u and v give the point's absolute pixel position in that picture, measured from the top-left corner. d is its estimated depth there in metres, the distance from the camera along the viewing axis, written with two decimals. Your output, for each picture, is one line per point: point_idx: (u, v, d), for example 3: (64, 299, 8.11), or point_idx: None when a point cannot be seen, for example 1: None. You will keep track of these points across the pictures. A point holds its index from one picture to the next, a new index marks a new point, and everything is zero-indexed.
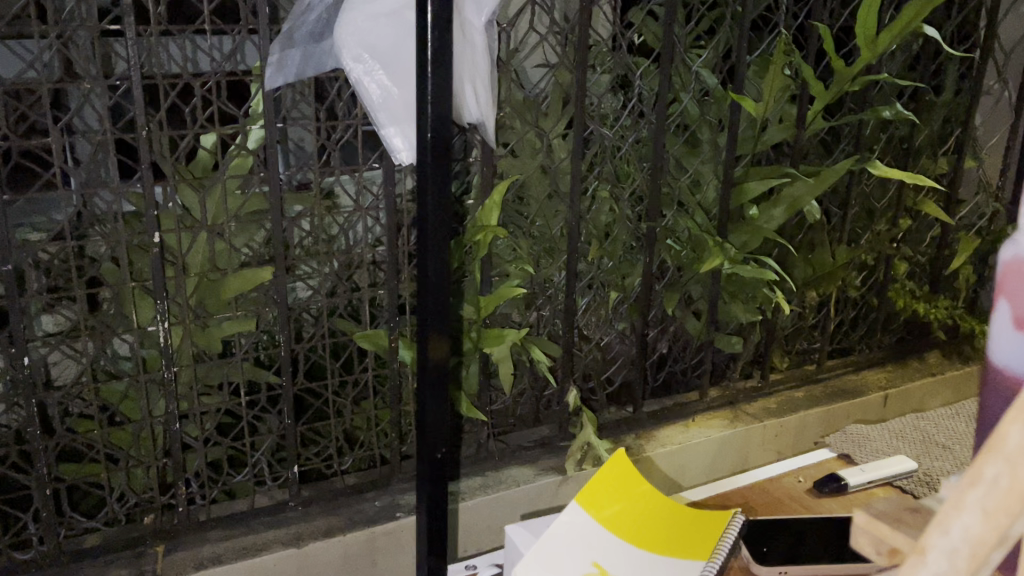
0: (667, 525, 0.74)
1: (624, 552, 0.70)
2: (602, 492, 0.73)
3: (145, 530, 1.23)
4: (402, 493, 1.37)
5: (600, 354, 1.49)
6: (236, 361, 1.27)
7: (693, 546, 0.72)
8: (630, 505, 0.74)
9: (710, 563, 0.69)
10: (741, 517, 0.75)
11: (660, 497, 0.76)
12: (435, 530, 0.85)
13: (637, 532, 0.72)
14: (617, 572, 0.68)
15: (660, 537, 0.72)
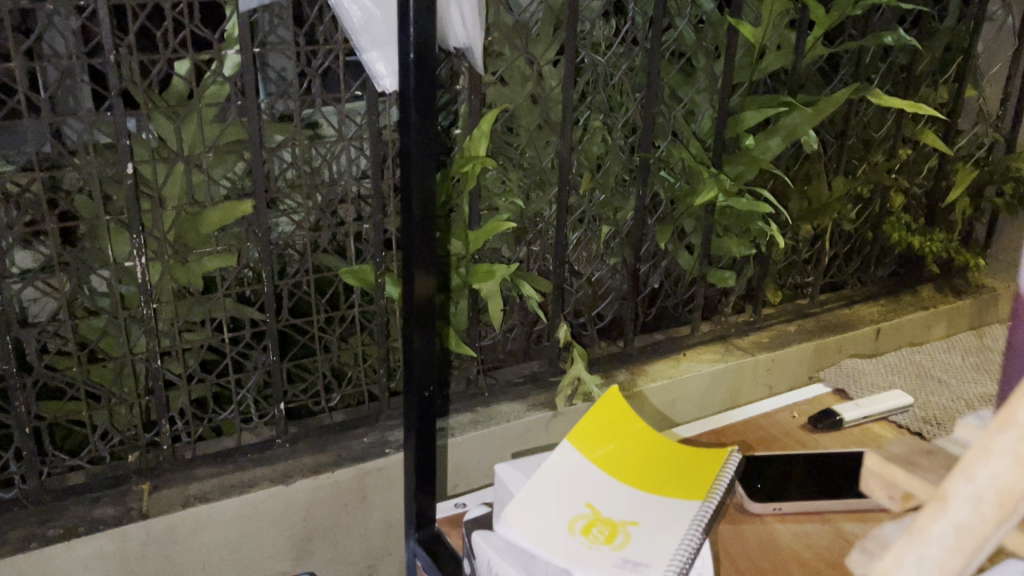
0: (664, 465, 0.72)
1: (617, 492, 0.68)
2: (594, 433, 0.72)
3: (129, 469, 1.21)
4: (392, 429, 1.36)
5: (591, 290, 1.47)
6: (217, 297, 1.23)
7: (690, 485, 0.70)
8: (624, 447, 0.73)
9: (706, 504, 0.66)
10: (739, 455, 0.73)
11: (656, 438, 0.75)
12: (425, 469, 0.83)
13: (632, 473, 0.70)
14: (609, 512, 0.66)
15: (655, 478, 0.70)
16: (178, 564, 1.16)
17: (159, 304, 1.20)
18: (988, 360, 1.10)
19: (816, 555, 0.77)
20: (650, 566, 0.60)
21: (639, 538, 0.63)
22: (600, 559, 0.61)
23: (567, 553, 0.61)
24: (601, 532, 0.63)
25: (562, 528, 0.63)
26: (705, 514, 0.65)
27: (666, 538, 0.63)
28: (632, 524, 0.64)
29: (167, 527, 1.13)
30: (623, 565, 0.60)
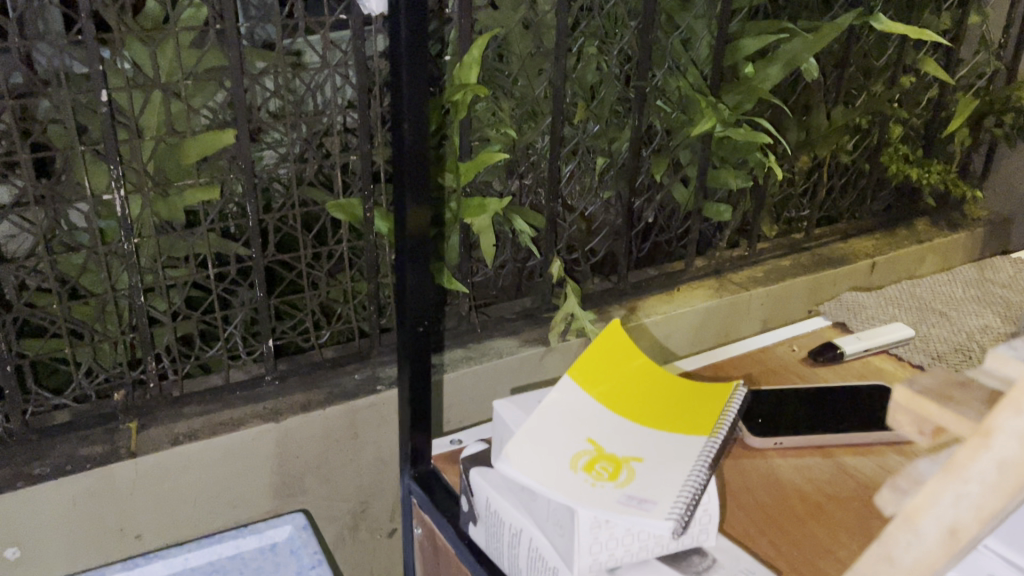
0: (667, 402, 0.70)
1: (620, 429, 0.66)
2: (596, 368, 0.71)
3: (117, 408, 1.19)
4: (384, 365, 1.34)
5: (584, 225, 1.44)
6: (201, 232, 1.19)
7: (695, 420, 0.68)
8: (627, 382, 0.71)
9: (712, 440, 0.65)
10: (745, 390, 0.71)
11: (659, 373, 0.73)
12: (421, 406, 0.82)
13: (635, 408, 0.68)
14: (613, 448, 0.64)
15: (659, 415, 0.68)
16: (170, 501, 1.14)
17: (141, 238, 1.15)
18: (989, 291, 1.08)
19: (817, 488, 0.76)
20: (656, 503, 0.58)
21: (644, 475, 0.61)
22: (603, 495, 0.59)
23: (569, 489, 0.59)
24: (604, 469, 0.62)
25: (564, 465, 0.62)
26: (710, 449, 0.64)
27: (671, 474, 0.61)
28: (636, 461, 0.63)
29: (157, 464, 1.11)
30: (627, 502, 0.58)
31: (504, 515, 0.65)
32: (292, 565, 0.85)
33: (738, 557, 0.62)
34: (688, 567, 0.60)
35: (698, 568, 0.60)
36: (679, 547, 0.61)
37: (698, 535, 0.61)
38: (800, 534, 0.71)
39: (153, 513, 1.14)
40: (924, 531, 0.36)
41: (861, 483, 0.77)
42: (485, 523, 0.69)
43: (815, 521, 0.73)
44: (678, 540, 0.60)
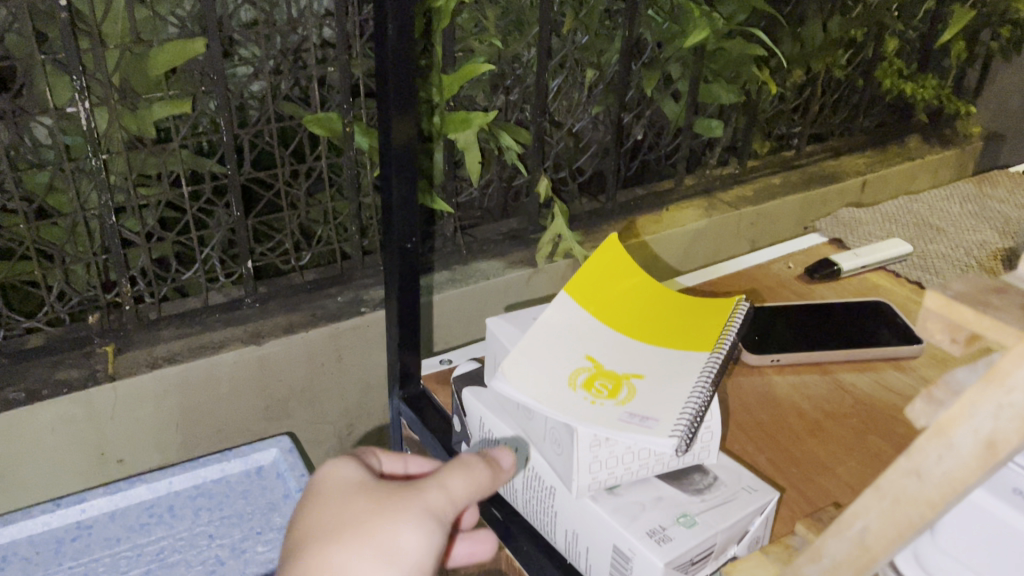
0: (666, 317, 0.68)
1: (620, 345, 0.64)
2: (592, 283, 0.68)
3: (91, 331, 1.15)
4: (367, 288, 1.31)
5: (571, 142, 1.39)
6: (174, 149, 1.14)
7: (696, 335, 0.66)
8: (624, 298, 0.68)
9: (714, 355, 0.62)
10: (747, 305, 0.69)
11: (657, 288, 0.70)
12: (409, 326, 0.79)
13: (633, 324, 0.66)
14: (613, 365, 0.62)
15: (659, 332, 0.66)
16: (150, 426, 1.12)
17: (109, 154, 1.09)
18: (987, 206, 1.05)
19: (815, 405, 0.75)
20: (659, 421, 0.57)
21: (644, 392, 0.59)
22: (604, 413, 0.57)
23: (568, 407, 0.57)
24: (604, 386, 0.59)
25: (562, 382, 0.59)
26: (712, 365, 0.61)
27: (674, 390, 0.59)
28: (637, 378, 0.60)
29: (137, 389, 1.08)
30: (629, 420, 0.56)
31: (499, 435, 0.63)
32: (279, 488, 0.83)
33: (741, 476, 0.59)
34: (689, 485, 0.58)
35: (698, 485, 0.58)
36: (680, 464, 0.59)
37: (699, 452, 0.59)
38: (798, 451, 0.70)
39: (135, 438, 1.11)
40: (957, 443, 0.33)
41: (860, 400, 0.75)
42: (479, 444, 0.67)
43: (813, 438, 0.71)
44: (679, 458, 0.58)
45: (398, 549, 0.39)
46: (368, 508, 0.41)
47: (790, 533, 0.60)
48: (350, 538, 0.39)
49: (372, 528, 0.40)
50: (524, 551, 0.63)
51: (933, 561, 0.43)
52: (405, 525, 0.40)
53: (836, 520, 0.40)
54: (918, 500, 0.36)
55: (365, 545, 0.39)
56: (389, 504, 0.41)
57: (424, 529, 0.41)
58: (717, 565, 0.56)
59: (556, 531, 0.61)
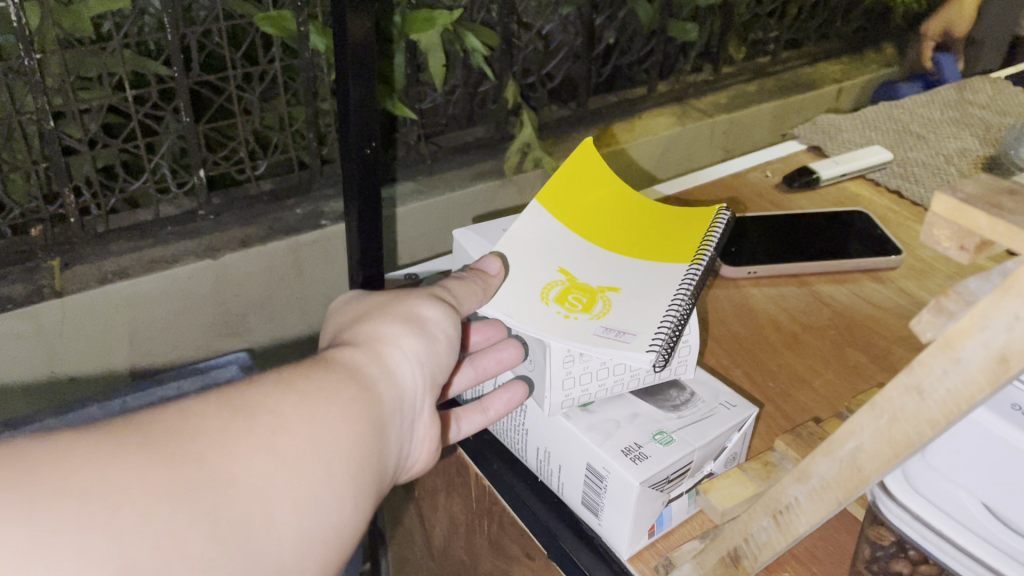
0: (643, 227, 0.64)
1: (594, 257, 0.60)
2: (566, 191, 0.64)
3: (34, 244, 1.09)
4: (327, 199, 1.27)
5: (541, 46, 1.33)
6: (114, 49, 1.05)
7: (674, 246, 0.62)
8: (599, 207, 0.65)
9: (695, 266, 0.59)
10: (730, 213, 0.65)
11: (635, 197, 0.67)
12: (370, 239, 0.74)
13: (608, 235, 0.63)
14: (588, 278, 0.58)
15: (637, 244, 0.62)
16: (102, 342, 1.07)
17: (43, 54, 1.01)
18: (968, 113, 1.02)
19: (791, 317, 0.73)
20: (637, 334, 0.53)
21: (621, 305, 0.56)
22: (578, 327, 0.54)
23: (540, 322, 0.54)
24: (578, 300, 0.56)
25: (533, 296, 0.56)
26: (692, 277, 0.58)
27: (651, 303, 0.56)
28: (613, 291, 0.57)
29: (87, 304, 1.04)
30: (605, 334, 0.53)
31: None
32: None
33: (718, 390, 0.57)
34: (665, 401, 0.56)
35: (675, 401, 0.56)
36: (656, 380, 0.56)
37: (677, 368, 0.56)
38: (776, 364, 0.68)
39: (88, 356, 1.07)
40: (965, 357, 0.31)
41: (837, 312, 0.74)
42: None
43: (791, 351, 0.69)
44: (656, 374, 0.56)
45: (411, 325, 0.48)
46: (377, 312, 0.49)
47: (767, 449, 0.58)
48: (374, 316, 0.48)
49: (390, 310, 0.49)
50: (493, 469, 0.62)
51: (921, 476, 0.42)
52: (413, 307, 0.49)
53: (826, 440, 0.38)
54: (919, 419, 0.33)
55: (387, 318, 0.48)
56: (390, 306, 0.49)
57: (430, 310, 0.50)
58: (694, 483, 0.54)
59: (528, 449, 0.59)
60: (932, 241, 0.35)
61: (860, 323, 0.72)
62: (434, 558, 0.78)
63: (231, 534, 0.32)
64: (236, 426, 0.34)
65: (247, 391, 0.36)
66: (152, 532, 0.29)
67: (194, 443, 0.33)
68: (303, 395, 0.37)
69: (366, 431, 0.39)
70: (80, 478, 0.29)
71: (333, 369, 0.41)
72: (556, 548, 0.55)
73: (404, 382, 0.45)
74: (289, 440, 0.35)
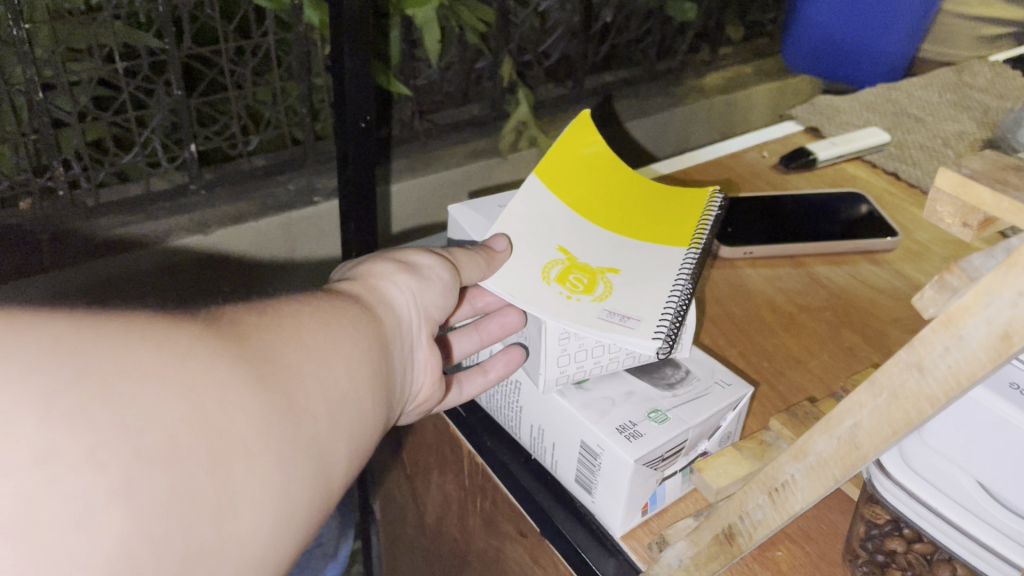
0: (641, 208, 0.64)
1: (592, 237, 0.59)
2: (562, 169, 0.63)
3: (23, 217, 1.08)
4: (321, 176, 1.26)
5: (538, 23, 1.32)
6: (105, 21, 1.04)
7: (671, 228, 0.62)
8: (596, 185, 0.64)
9: (692, 251, 0.59)
10: (724, 197, 0.65)
11: (631, 176, 0.66)
12: (365, 215, 0.73)
13: (606, 214, 0.62)
14: (588, 259, 0.57)
15: (633, 226, 0.61)
16: None
17: (32, 25, 0.99)
18: (966, 96, 1.02)
19: (788, 298, 0.73)
20: (641, 320, 0.53)
21: (622, 287, 0.55)
22: (580, 309, 0.53)
23: (544, 302, 0.53)
24: (579, 281, 0.55)
25: (534, 275, 0.55)
26: (690, 261, 0.58)
27: (650, 286, 0.56)
28: (613, 272, 0.57)
29: (88, 278, 1.06)
30: (609, 318, 0.53)
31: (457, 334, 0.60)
32: None
33: (714, 369, 0.57)
34: (661, 379, 0.55)
35: (670, 379, 0.55)
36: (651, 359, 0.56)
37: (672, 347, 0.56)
38: (771, 344, 0.68)
39: None
40: (968, 335, 0.30)
41: (833, 293, 0.73)
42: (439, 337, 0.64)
43: (787, 332, 0.69)
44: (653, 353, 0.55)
45: (403, 267, 0.51)
46: (367, 262, 0.51)
47: (762, 429, 0.58)
48: (368, 261, 0.51)
49: (386, 255, 0.52)
50: (487, 447, 0.61)
51: (917, 455, 0.42)
52: (410, 254, 0.52)
53: (823, 418, 0.38)
54: (918, 396, 0.33)
55: (382, 261, 0.51)
56: (383, 255, 0.52)
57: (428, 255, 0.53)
58: (688, 461, 0.54)
59: (522, 427, 0.59)
60: (934, 219, 0.34)
61: (857, 305, 0.72)
62: (427, 535, 0.78)
63: (280, 400, 0.33)
64: (267, 320, 0.36)
65: (267, 299, 0.38)
66: (217, 383, 0.30)
67: (235, 326, 0.34)
68: (318, 307, 0.40)
69: (376, 344, 0.41)
70: (148, 330, 0.30)
71: (340, 295, 0.43)
72: (550, 526, 0.55)
73: (399, 311, 0.48)
74: (313, 337, 0.37)
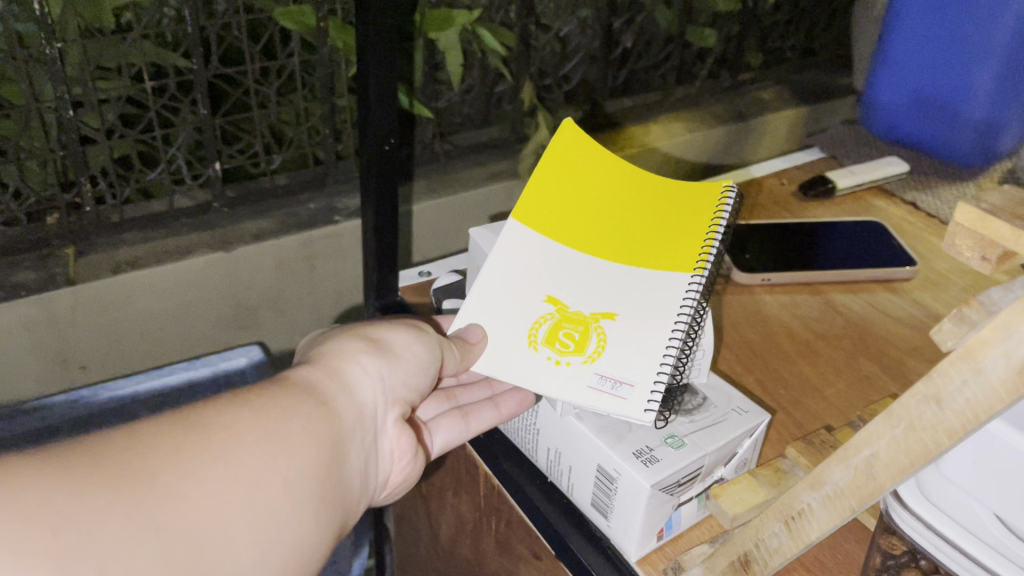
0: (646, 221, 0.59)
1: (587, 276, 0.57)
2: (550, 204, 0.59)
3: (49, 231, 1.10)
4: (341, 195, 1.27)
5: (558, 47, 1.34)
6: (133, 40, 1.06)
7: (681, 243, 0.58)
8: (597, 205, 0.59)
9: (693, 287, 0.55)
10: (736, 191, 0.59)
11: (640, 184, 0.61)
12: (386, 237, 0.74)
13: (608, 239, 0.59)
14: (579, 305, 0.56)
15: (636, 249, 0.58)
16: (114, 331, 1.07)
17: (63, 43, 1.01)
18: None
19: (805, 325, 0.73)
20: (634, 386, 0.51)
21: (616, 340, 0.54)
22: (571, 377, 0.53)
23: (531, 377, 0.53)
24: (569, 338, 0.55)
25: (521, 341, 0.55)
26: (692, 297, 0.55)
27: (644, 335, 0.54)
28: (607, 319, 0.55)
29: (97, 295, 1.03)
30: (599, 386, 0.52)
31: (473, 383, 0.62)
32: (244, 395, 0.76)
33: (731, 396, 0.57)
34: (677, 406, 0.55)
35: (687, 405, 0.55)
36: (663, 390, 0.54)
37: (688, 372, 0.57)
38: (788, 371, 0.68)
39: (94, 339, 1.05)
40: (986, 368, 0.31)
41: (851, 322, 0.73)
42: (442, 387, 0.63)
43: (803, 359, 0.69)
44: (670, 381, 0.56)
45: (369, 346, 0.49)
46: (337, 335, 0.50)
47: (778, 456, 0.58)
48: (340, 336, 0.50)
49: (358, 332, 0.51)
50: (503, 469, 0.62)
51: (935, 487, 0.42)
52: (382, 332, 0.51)
53: (841, 447, 0.38)
54: (936, 428, 0.33)
55: (354, 338, 0.50)
56: (356, 329, 0.51)
57: (400, 334, 0.52)
58: (704, 487, 0.54)
59: (539, 450, 0.59)
60: (954, 251, 0.35)
61: (875, 333, 0.72)
62: (439, 555, 0.78)
63: (186, 549, 0.32)
64: (196, 440, 0.35)
65: (200, 407, 0.37)
66: (103, 549, 0.30)
67: (151, 458, 0.33)
68: (259, 411, 0.39)
69: (323, 447, 0.40)
70: (32, 497, 0.29)
71: (295, 388, 0.42)
72: (563, 549, 0.55)
73: (364, 399, 0.46)
74: (241, 455, 0.36)
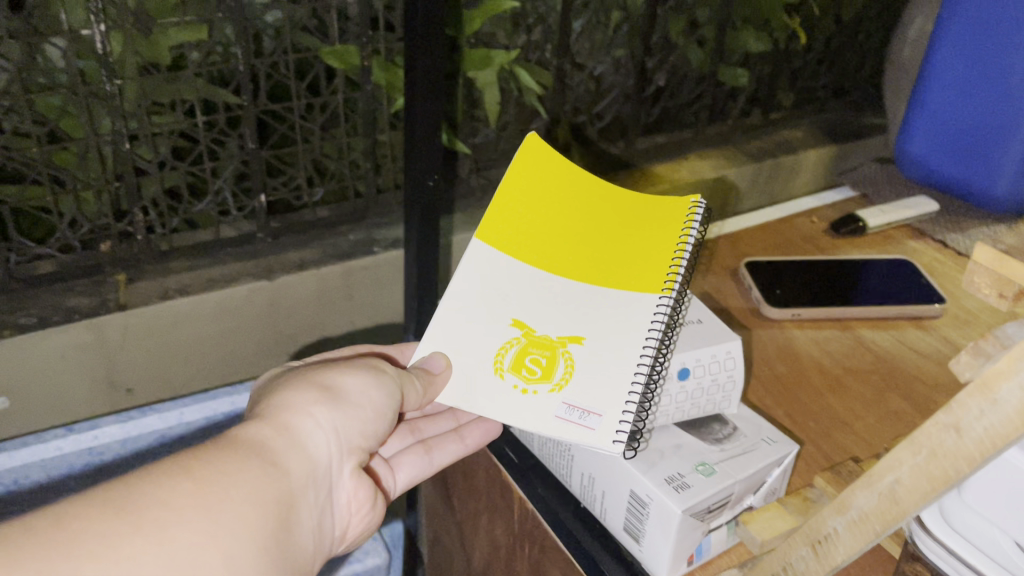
0: (612, 241, 0.60)
1: (553, 298, 0.57)
2: (514, 223, 0.60)
3: (102, 259, 1.14)
4: (380, 228, 1.31)
5: (592, 85, 1.38)
6: (187, 77, 1.11)
7: (648, 262, 0.58)
8: (565, 220, 0.60)
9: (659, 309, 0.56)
10: (704, 204, 0.59)
11: (591, 190, 0.62)
12: (427, 268, 0.77)
13: (575, 258, 0.59)
14: (545, 329, 0.56)
15: (601, 269, 0.59)
16: (161, 357, 1.10)
17: (122, 80, 1.07)
18: None
19: (835, 361, 0.74)
20: (602, 416, 0.52)
21: (582, 369, 0.55)
22: (537, 407, 0.53)
23: (494, 404, 0.54)
24: (535, 364, 0.55)
25: (488, 369, 0.55)
26: (659, 317, 0.55)
27: (607, 366, 0.54)
28: (574, 344, 0.55)
29: (144, 320, 1.07)
30: (567, 417, 0.53)
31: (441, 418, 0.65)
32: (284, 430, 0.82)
33: (761, 428, 0.59)
34: (708, 436, 0.58)
35: (718, 435, 0.58)
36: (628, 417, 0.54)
37: (720, 402, 0.59)
38: (817, 405, 0.69)
39: (143, 366, 1.09)
40: (1002, 398, 0.32)
41: (880, 358, 0.75)
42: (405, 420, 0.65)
43: (832, 393, 0.71)
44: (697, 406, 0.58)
45: (323, 395, 0.50)
46: (290, 384, 0.51)
47: (807, 486, 0.60)
48: (291, 383, 0.51)
49: (311, 379, 0.52)
50: (538, 494, 0.64)
51: (958, 514, 0.43)
52: (335, 379, 0.52)
53: (866, 474, 0.40)
54: (956, 455, 0.35)
55: (306, 385, 0.51)
56: (310, 374, 0.52)
57: (355, 379, 0.53)
58: (733, 514, 0.56)
59: (572, 475, 0.61)
60: (973, 288, 0.37)
61: (904, 369, 0.73)
62: None
63: None
64: (130, 516, 0.36)
65: (137, 477, 0.39)
66: None
67: (83, 539, 0.34)
68: (200, 477, 0.40)
69: (266, 511, 0.41)
70: None
71: (240, 447, 0.43)
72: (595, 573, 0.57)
73: (314, 451, 0.47)
74: (180, 529, 0.37)
